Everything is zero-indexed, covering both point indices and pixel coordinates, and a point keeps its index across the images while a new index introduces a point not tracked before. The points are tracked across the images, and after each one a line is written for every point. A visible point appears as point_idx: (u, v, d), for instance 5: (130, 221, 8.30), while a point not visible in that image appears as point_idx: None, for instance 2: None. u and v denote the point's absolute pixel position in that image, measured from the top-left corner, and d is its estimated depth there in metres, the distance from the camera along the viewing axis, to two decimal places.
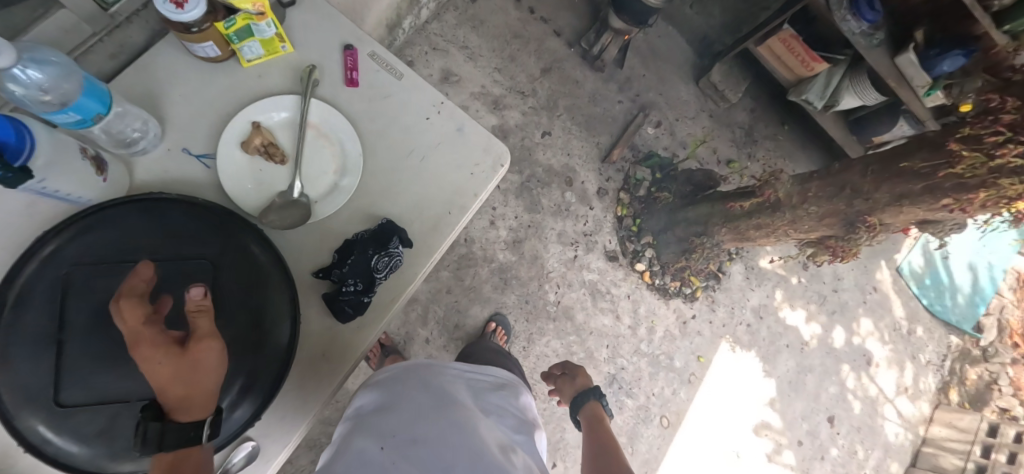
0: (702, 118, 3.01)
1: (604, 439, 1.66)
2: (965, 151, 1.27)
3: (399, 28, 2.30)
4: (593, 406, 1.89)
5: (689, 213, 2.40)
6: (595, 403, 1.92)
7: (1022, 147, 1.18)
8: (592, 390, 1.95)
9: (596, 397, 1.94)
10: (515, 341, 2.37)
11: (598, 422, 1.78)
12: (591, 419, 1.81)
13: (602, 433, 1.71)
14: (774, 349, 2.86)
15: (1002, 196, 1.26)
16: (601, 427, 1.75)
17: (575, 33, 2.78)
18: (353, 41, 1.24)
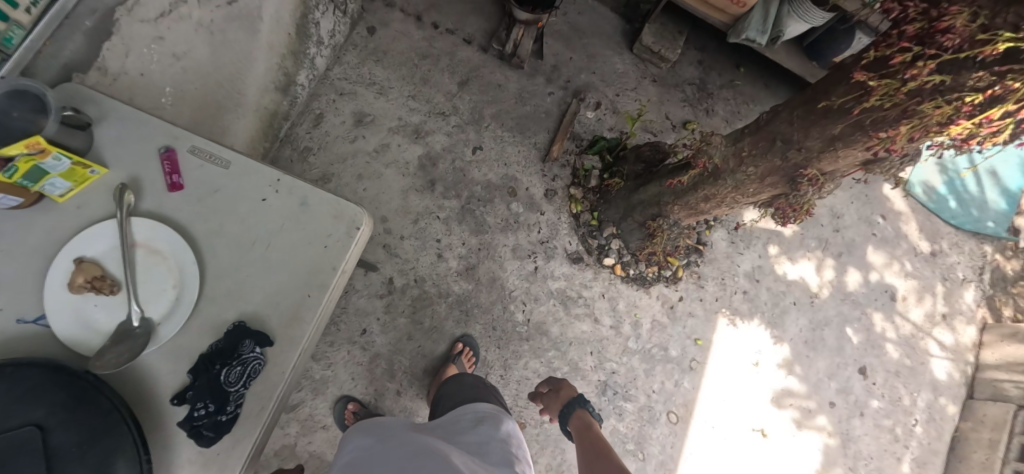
0: (645, 86, 2.80)
1: (598, 451, 1.56)
2: (873, 80, 1.06)
3: (296, 86, 2.23)
4: (582, 417, 1.79)
5: (642, 195, 2.21)
6: (581, 412, 1.82)
7: (932, 63, 0.95)
8: (576, 398, 1.85)
9: (581, 405, 1.83)
10: (490, 371, 2.26)
11: (590, 434, 1.67)
12: (581, 434, 1.69)
13: (596, 446, 1.60)
14: (780, 311, 2.62)
15: (930, 124, 1.01)
16: (592, 441, 1.63)
17: (486, 37, 2.64)
18: (171, 141, 1.17)
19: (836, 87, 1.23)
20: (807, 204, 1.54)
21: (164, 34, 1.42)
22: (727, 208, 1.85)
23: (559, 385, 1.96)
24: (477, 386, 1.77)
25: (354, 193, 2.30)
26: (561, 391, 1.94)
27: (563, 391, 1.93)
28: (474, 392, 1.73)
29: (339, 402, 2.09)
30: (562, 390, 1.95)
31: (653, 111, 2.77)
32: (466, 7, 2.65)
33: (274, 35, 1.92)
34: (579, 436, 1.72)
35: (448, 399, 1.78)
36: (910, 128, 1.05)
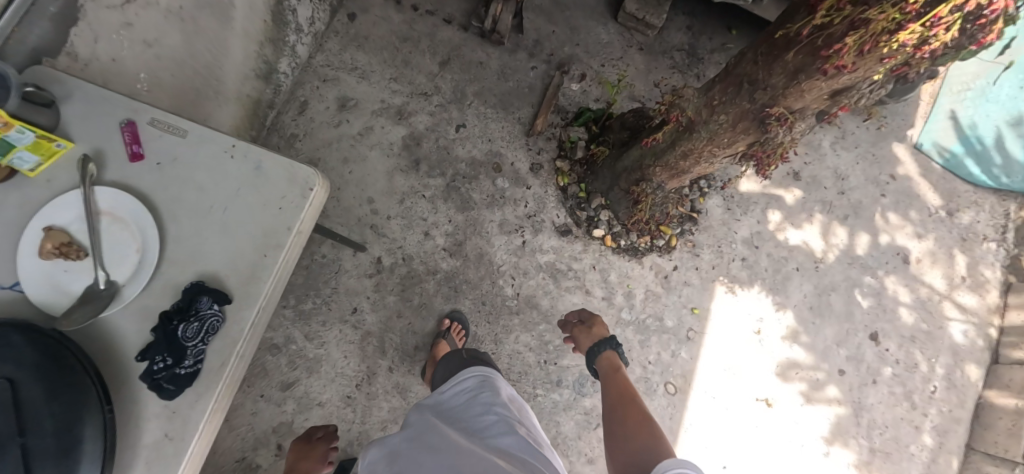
0: (632, 55, 2.75)
1: (627, 394, 1.54)
2: None
3: (279, 74, 2.28)
4: (612, 358, 1.77)
5: (625, 161, 2.18)
6: (611, 352, 1.80)
7: None
8: (609, 339, 1.83)
9: (611, 344, 1.82)
10: (481, 346, 2.25)
11: (619, 375, 1.65)
12: (610, 373, 1.68)
13: (624, 387, 1.58)
14: (782, 277, 2.54)
15: (877, 35, 0.91)
16: (620, 384, 1.62)
17: (466, 15, 2.64)
18: (131, 114, 1.21)
19: (795, 14, 1.17)
20: (783, 148, 1.48)
21: (133, 20, 1.48)
22: (706, 164, 1.79)
23: (596, 321, 1.94)
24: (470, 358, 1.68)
25: (340, 176, 2.34)
26: (593, 330, 1.92)
27: (597, 329, 1.91)
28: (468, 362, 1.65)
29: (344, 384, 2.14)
30: (596, 325, 1.93)
31: (641, 79, 2.72)
32: None
33: (249, 22, 1.97)
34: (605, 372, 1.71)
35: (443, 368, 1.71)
36: (858, 41, 0.95)
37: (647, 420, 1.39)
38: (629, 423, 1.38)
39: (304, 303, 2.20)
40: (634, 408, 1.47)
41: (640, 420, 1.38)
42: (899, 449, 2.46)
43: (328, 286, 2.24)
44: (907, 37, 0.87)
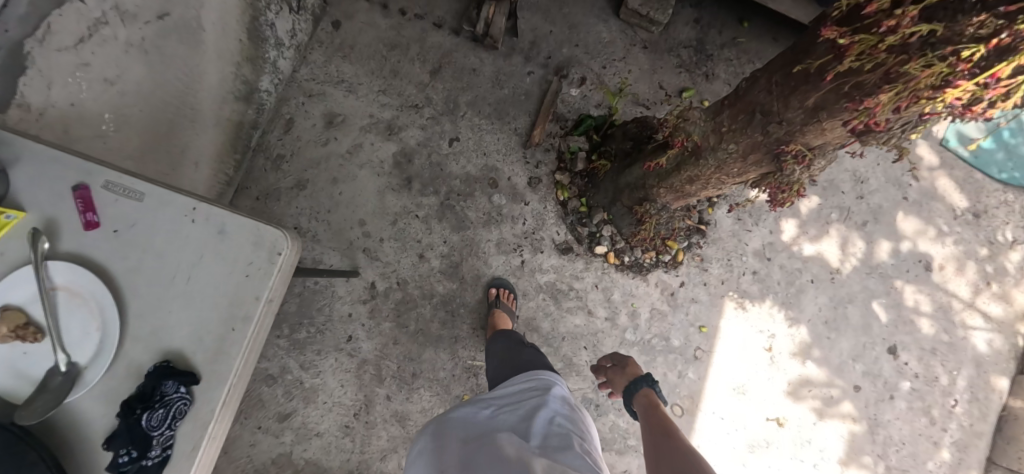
0: (635, 53, 2.57)
1: (670, 433, 1.42)
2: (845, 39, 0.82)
3: (261, 92, 2.16)
4: (652, 399, 1.65)
5: (627, 177, 2.06)
6: (650, 393, 1.68)
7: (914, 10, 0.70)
8: (649, 380, 1.72)
9: (650, 385, 1.70)
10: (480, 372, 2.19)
11: (659, 415, 1.55)
12: (652, 413, 1.58)
13: (669, 426, 1.47)
14: (795, 290, 2.40)
15: (918, 92, 0.76)
16: (664, 423, 1.51)
17: (457, 18, 2.48)
18: (83, 176, 1.11)
19: (816, 44, 1.01)
20: (798, 184, 1.34)
21: (90, 60, 1.37)
22: (714, 191, 1.66)
23: (629, 364, 1.83)
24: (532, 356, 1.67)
25: (330, 197, 2.24)
26: (629, 372, 1.80)
27: (630, 370, 1.80)
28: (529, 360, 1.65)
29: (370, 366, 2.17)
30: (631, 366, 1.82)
31: (646, 80, 2.55)
32: None
33: (223, 43, 1.84)
34: (648, 413, 1.60)
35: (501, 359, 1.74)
36: (894, 97, 0.80)
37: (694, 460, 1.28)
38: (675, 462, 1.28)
39: (298, 332, 2.15)
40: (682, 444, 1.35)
41: (687, 460, 1.28)
42: (917, 466, 2.36)
43: (322, 314, 2.18)
44: (956, 96, 0.71)
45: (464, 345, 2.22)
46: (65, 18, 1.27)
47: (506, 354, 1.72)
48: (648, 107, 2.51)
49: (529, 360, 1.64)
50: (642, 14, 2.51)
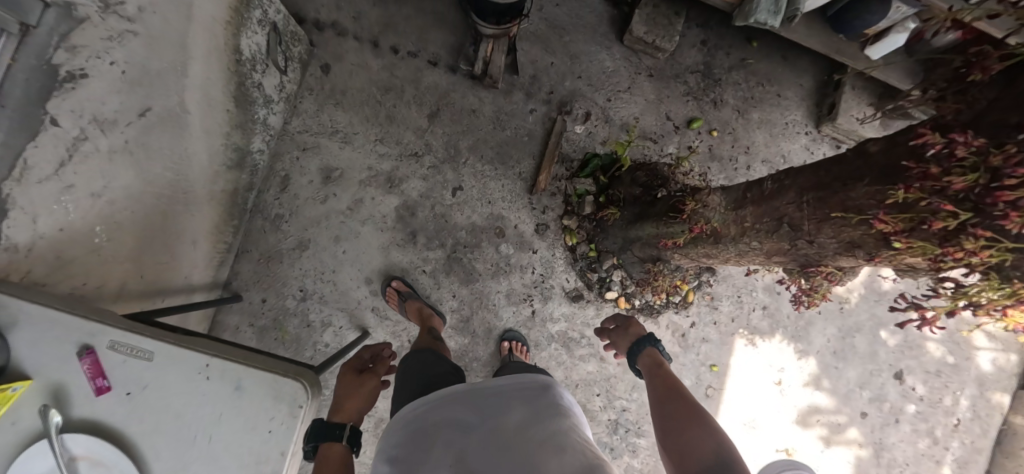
0: (639, 82, 2.46)
1: (677, 389, 1.42)
2: (911, 242, 0.85)
3: (253, 153, 2.06)
4: (657, 359, 1.65)
5: (637, 230, 2.01)
6: (657, 353, 1.68)
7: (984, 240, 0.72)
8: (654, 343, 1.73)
9: (655, 346, 1.70)
10: None
11: (665, 374, 1.54)
12: (658, 371, 1.58)
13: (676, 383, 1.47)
14: (805, 323, 2.40)
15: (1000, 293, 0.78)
16: (669, 381, 1.50)
17: (453, 55, 2.36)
18: (88, 337, 1.07)
19: (856, 185, 0.97)
20: (823, 290, 1.32)
21: (73, 180, 1.28)
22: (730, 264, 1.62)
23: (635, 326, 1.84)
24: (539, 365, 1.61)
25: (334, 257, 2.18)
26: (633, 331, 1.81)
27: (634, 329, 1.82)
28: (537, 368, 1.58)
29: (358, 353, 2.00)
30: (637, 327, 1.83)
31: (651, 111, 2.45)
32: (426, 22, 2.36)
33: (209, 118, 1.73)
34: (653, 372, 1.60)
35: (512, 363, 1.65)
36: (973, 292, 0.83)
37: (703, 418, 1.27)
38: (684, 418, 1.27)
39: None
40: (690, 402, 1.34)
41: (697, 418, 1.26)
42: None
43: None
44: None
45: None
46: (41, 148, 1.18)
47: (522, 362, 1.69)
48: (656, 140, 2.43)
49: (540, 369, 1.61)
50: (647, 42, 2.39)
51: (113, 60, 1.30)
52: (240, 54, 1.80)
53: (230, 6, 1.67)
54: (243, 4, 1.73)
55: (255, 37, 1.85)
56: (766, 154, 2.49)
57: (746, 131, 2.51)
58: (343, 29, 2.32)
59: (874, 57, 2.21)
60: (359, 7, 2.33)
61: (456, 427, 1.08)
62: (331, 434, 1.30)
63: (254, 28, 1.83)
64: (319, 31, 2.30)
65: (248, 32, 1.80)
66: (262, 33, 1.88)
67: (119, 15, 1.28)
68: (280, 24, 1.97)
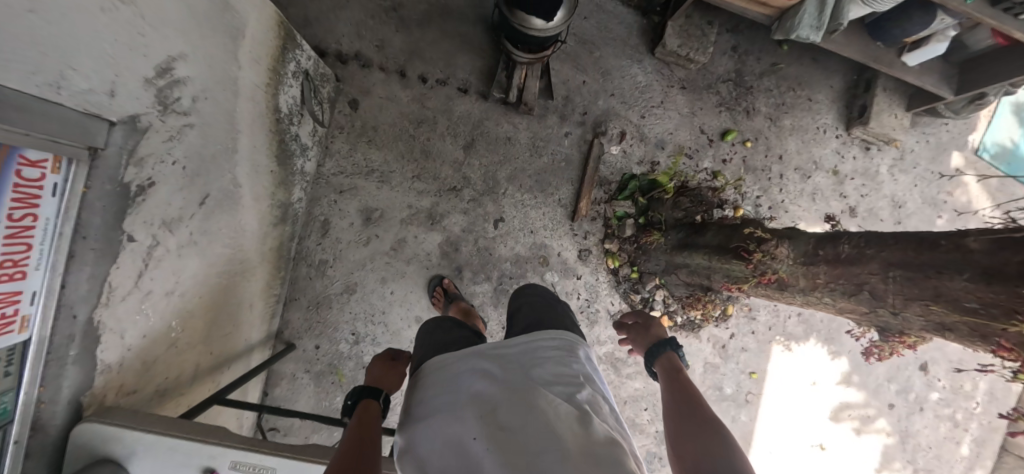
0: (672, 95, 2.42)
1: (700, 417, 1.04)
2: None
3: (294, 204, 2.02)
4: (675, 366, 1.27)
5: (685, 258, 2.05)
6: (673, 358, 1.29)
7: None
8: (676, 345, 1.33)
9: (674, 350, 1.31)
10: None
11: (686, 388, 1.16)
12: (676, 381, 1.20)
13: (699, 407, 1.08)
14: (837, 325, 2.49)
15: None
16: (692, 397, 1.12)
17: (484, 81, 2.29)
18: (209, 460, 1.21)
19: (955, 279, 1.00)
20: (894, 349, 1.36)
21: (151, 286, 1.25)
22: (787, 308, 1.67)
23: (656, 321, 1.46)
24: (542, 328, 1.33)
25: (382, 298, 2.19)
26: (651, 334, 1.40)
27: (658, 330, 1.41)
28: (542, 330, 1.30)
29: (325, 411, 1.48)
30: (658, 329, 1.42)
31: (686, 125, 2.42)
32: (453, 47, 2.29)
33: (257, 184, 1.69)
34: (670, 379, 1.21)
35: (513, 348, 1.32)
36: None
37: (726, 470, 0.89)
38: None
39: None
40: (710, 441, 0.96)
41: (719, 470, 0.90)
42: (941, 465, 2.61)
43: None
44: None
45: None
46: (123, 266, 1.14)
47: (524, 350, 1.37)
48: (691, 156, 2.41)
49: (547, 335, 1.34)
50: (680, 55, 2.34)
51: (175, 159, 1.24)
52: (280, 112, 1.73)
53: (269, 67, 1.60)
54: (280, 62, 1.66)
55: (292, 91, 1.77)
56: (799, 162, 2.50)
57: (779, 139, 2.50)
58: (369, 60, 2.24)
59: (911, 64, 2.19)
60: (384, 35, 2.25)
61: (467, 375, 0.98)
62: (368, 393, 1.09)
63: (290, 82, 1.75)
64: (345, 64, 2.22)
65: (285, 88, 1.73)
66: (297, 85, 1.81)
67: (177, 112, 1.21)
68: (311, 70, 1.89)
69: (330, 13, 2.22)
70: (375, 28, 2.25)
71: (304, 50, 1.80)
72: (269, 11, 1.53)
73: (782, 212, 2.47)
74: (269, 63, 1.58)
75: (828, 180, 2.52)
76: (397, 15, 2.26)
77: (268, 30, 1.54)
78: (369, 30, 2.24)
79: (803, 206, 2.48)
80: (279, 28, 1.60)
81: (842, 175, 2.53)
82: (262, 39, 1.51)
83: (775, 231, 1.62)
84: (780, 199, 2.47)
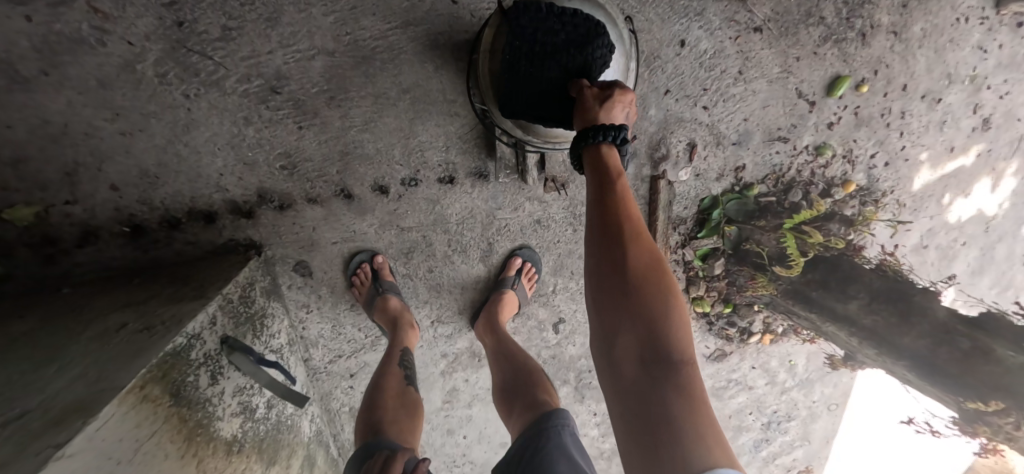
0: (756, 52, 1.50)
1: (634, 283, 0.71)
2: None
3: (313, 435, 1.53)
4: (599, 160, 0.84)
5: (808, 317, 1.56)
6: (600, 151, 0.84)
7: None
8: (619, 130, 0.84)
9: (605, 138, 0.83)
10: None
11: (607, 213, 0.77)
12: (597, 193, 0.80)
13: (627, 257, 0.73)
14: (948, 258, 1.96)
15: None
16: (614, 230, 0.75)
17: (473, 154, 1.43)
18: None
19: None
20: None
21: None
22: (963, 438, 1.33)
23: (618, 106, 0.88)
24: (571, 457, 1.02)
25: (456, 445, 1.84)
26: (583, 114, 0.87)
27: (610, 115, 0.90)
28: (563, 464, 1.00)
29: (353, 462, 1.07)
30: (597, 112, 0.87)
31: (778, 93, 1.57)
32: (402, 118, 1.35)
33: None
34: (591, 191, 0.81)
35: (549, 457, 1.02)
36: None
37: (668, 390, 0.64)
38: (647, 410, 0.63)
39: None
40: (652, 338, 0.66)
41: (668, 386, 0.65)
42: None
43: None
44: None
45: None
46: None
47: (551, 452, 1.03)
48: (787, 137, 1.64)
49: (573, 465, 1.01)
50: None
51: None
52: (236, 433, 1.11)
53: (184, 443, 0.93)
54: (187, 408, 0.97)
55: (228, 391, 1.11)
56: (929, 83, 1.62)
57: (905, 60, 1.57)
58: (285, 196, 1.37)
59: None
60: (287, 145, 1.32)
61: None
62: None
63: (218, 388, 1.08)
64: (254, 218, 1.38)
65: (219, 405, 1.07)
66: (226, 371, 1.12)
67: None
68: (226, 322, 1.15)
69: (180, 145, 1.27)
70: (265, 139, 1.30)
71: (199, 328, 1.05)
72: (117, 411, 0.79)
73: (901, 163, 1.74)
74: (180, 443, 0.92)
75: (963, 92, 1.65)
76: (286, 98, 1.27)
77: (141, 427, 0.84)
78: (257, 146, 1.31)
79: (926, 143, 1.72)
80: (148, 391, 0.87)
81: (982, 78, 1.64)
82: (149, 454, 0.83)
83: (995, 368, 1.13)
84: (901, 146, 1.71)
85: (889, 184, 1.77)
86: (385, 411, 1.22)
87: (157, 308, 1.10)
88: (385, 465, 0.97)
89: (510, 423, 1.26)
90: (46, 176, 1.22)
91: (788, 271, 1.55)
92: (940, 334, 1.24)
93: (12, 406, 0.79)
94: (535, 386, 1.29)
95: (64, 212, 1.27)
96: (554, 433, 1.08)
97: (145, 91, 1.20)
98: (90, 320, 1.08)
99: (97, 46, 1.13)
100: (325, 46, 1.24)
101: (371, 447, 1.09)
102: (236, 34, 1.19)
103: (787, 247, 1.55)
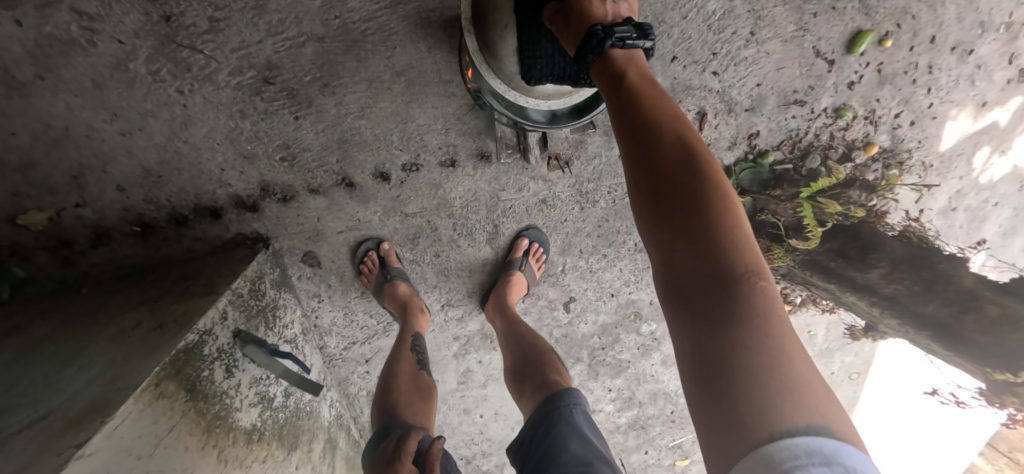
0: (769, 9, 1.40)
1: (685, 192, 0.60)
2: None
3: (333, 419, 1.57)
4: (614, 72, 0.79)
5: (828, 288, 1.50)
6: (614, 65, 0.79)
7: None
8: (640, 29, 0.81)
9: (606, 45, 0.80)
10: (687, 450, 2.18)
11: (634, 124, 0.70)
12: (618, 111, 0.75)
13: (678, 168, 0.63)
14: (979, 220, 1.86)
15: None
16: (644, 141, 0.67)
17: (473, 136, 1.40)
18: None
19: None
20: None
21: None
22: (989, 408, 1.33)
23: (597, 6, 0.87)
24: (580, 439, 1.02)
25: (473, 423, 1.88)
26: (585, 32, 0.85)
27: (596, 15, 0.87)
28: (570, 448, 1.00)
29: (374, 440, 1.11)
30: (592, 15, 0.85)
31: (794, 54, 1.48)
32: (399, 102, 1.32)
33: None
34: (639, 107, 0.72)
35: (556, 443, 1.02)
36: None
37: (742, 319, 0.51)
38: (706, 352, 0.52)
39: None
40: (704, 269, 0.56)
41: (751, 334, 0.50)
42: None
43: None
44: None
45: (661, 443, 2.14)
46: None
47: (556, 441, 1.02)
48: (804, 100, 1.56)
49: (581, 447, 1.00)
50: None
51: None
52: (255, 422, 1.14)
53: (204, 435, 0.97)
54: (204, 402, 1.00)
55: (245, 382, 1.14)
56: (960, 33, 1.50)
57: (934, 9, 1.46)
58: (288, 188, 1.37)
59: None
60: (284, 137, 1.31)
61: None
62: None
63: (234, 381, 1.11)
64: (258, 211, 1.38)
65: (236, 397, 1.10)
66: (241, 363, 1.15)
67: None
68: (237, 316, 1.17)
69: (179, 142, 1.27)
70: (262, 133, 1.29)
71: (211, 324, 1.07)
72: (134, 408, 0.81)
73: (928, 122, 1.64)
74: (199, 436, 0.95)
75: (998, 42, 1.53)
76: (279, 88, 1.25)
77: (159, 423, 0.86)
78: (255, 139, 1.30)
79: (957, 98, 1.60)
80: (163, 388, 0.89)
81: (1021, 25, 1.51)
82: (170, 447, 0.86)
83: None
84: (928, 103, 1.60)
85: (914, 145, 1.67)
86: (399, 393, 1.24)
87: (171, 306, 1.12)
88: (400, 442, 1.00)
89: (521, 405, 1.26)
90: (53, 180, 1.24)
91: (804, 243, 1.47)
92: (966, 301, 1.22)
93: (36, 409, 0.82)
94: (546, 366, 1.28)
95: (75, 215, 1.29)
96: (566, 411, 1.09)
97: (139, 89, 1.19)
98: (105, 320, 1.10)
99: (87, 46, 1.12)
100: (314, 31, 1.21)
101: (387, 428, 1.12)
102: (224, 25, 1.16)
103: (803, 216, 1.47)
